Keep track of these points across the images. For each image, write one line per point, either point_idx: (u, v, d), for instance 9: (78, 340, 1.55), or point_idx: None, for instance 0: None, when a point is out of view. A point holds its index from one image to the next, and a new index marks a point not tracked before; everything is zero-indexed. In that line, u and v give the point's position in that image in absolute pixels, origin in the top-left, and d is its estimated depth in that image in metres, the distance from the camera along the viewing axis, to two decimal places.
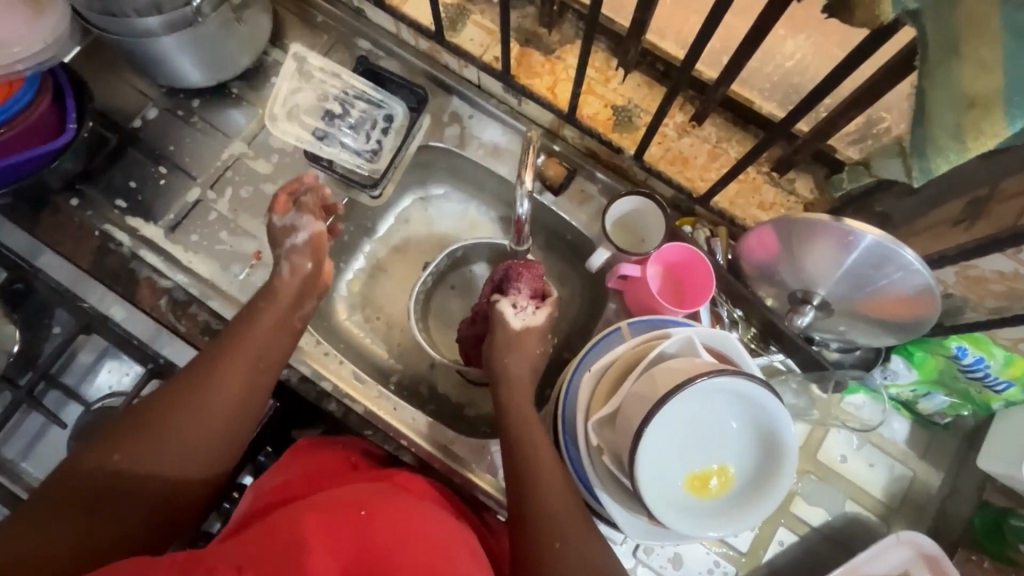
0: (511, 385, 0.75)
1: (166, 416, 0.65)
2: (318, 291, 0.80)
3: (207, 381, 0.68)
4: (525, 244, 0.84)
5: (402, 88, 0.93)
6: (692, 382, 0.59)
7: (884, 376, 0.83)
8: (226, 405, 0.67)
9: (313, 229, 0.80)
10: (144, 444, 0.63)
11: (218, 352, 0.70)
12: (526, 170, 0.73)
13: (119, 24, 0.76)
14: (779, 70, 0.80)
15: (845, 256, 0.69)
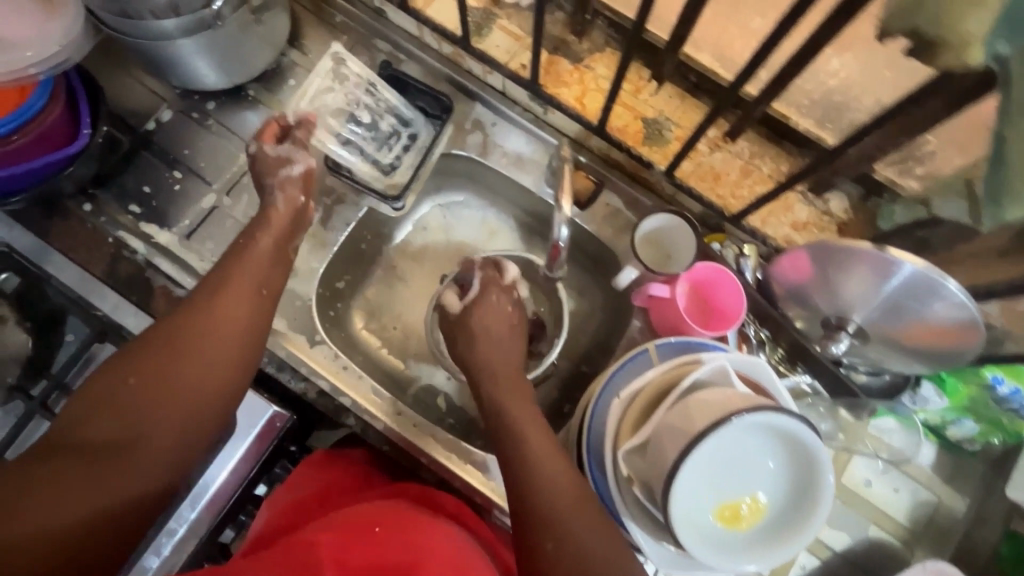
0: (496, 369, 0.75)
1: (166, 367, 0.63)
2: (307, 224, 0.81)
3: (204, 329, 0.66)
4: (556, 270, 0.80)
5: (425, 95, 0.90)
6: (724, 422, 0.56)
7: (914, 403, 0.81)
8: (227, 352, 0.67)
9: (306, 164, 0.79)
10: (147, 395, 0.62)
11: (209, 301, 0.68)
12: (564, 196, 0.72)
13: (135, 26, 0.73)
14: (821, 88, 0.75)
15: (882, 285, 0.68)
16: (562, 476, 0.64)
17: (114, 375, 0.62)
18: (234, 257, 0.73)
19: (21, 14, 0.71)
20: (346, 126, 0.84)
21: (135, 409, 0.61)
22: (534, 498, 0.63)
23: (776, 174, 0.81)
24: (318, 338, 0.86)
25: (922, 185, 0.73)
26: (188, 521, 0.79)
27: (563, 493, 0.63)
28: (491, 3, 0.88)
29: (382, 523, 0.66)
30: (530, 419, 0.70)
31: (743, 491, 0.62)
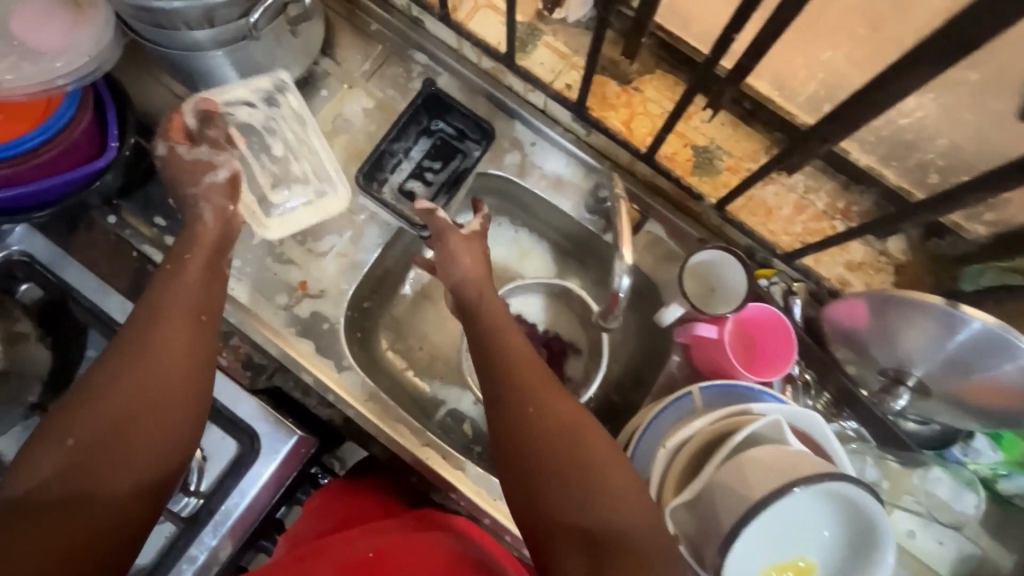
0: (505, 356, 0.66)
1: (113, 406, 0.56)
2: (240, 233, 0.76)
3: (145, 359, 0.59)
4: (610, 321, 0.77)
5: (466, 118, 0.87)
6: (785, 492, 0.53)
7: (964, 453, 0.78)
8: (183, 357, 0.61)
9: (230, 168, 0.76)
10: (94, 441, 0.55)
11: (148, 327, 0.61)
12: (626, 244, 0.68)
13: (166, 36, 0.70)
14: (891, 126, 0.69)
15: (947, 341, 0.64)
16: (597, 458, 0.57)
17: (53, 430, 0.55)
18: (169, 277, 0.66)
19: (47, 21, 0.68)
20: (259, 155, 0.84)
21: (100, 444, 0.55)
22: (551, 477, 0.57)
23: (831, 211, 0.77)
24: (346, 363, 0.83)
25: (994, 235, 0.70)
26: (209, 548, 0.77)
27: (597, 473, 0.56)
28: (537, 18, 0.83)
29: (376, 550, 0.67)
30: (549, 399, 0.62)
31: (794, 555, 0.59)
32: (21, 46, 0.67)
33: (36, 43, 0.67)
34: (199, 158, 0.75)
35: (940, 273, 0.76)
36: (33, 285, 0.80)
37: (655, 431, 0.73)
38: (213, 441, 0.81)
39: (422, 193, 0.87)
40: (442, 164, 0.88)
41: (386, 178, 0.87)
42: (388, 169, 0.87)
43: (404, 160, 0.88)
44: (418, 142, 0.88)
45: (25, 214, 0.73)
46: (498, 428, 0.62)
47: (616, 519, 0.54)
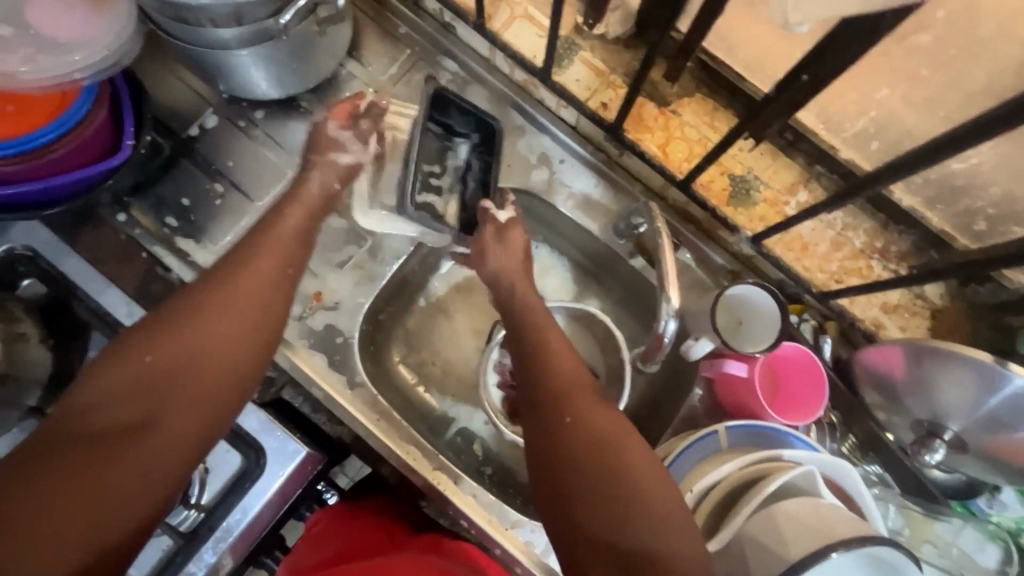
0: (556, 352, 0.66)
1: (184, 347, 0.57)
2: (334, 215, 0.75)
3: (221, 309, 0.60)
4: (650, 362, 0.71)
5: (465, 114, 0.79)
6: (821, 556, 0.51)
7: (990, 505, 0.78)
8: (252, 329, 0.61)
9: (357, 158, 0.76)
10: (160, 375, 0.56)
11: (235, 277, 0.62)
12: (672, 286, 0.63)
13: (189, 31, 0.66)
14: (942, 171, 0.66)
15: (985, 396, 0.62)
16: (639, 474, 0.56)
17: (127, 355, 0.56)
18: (249, 247, 0.66)
19: (68, 10, 0.65)
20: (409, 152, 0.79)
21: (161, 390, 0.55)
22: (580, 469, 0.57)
23: (869, 250, 0.75)
24: (359, 380, 0.80)
25: None
26: (207, 562, 0.75)
27: (635, 483, 0.55)
28: (575, 31, 0.80)
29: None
30: (584, 404, 0.62)
31: None
32: (38, 36, 0.63)
33: (55, 35, 0.64)
34: (338, 139, 0.75)
35: (978, 321, 0.74)
36: (35, 281, 0.78)
37: (679, 470, 0.70)
38: (216, 453, 0.77)
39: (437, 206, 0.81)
40: (440, 167, 0.81)
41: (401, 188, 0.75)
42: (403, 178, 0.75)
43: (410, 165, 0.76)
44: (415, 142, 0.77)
45: (35, 210, 0.70)
46: (535, 417, 0.63)
47: (646, 526, 0.53)
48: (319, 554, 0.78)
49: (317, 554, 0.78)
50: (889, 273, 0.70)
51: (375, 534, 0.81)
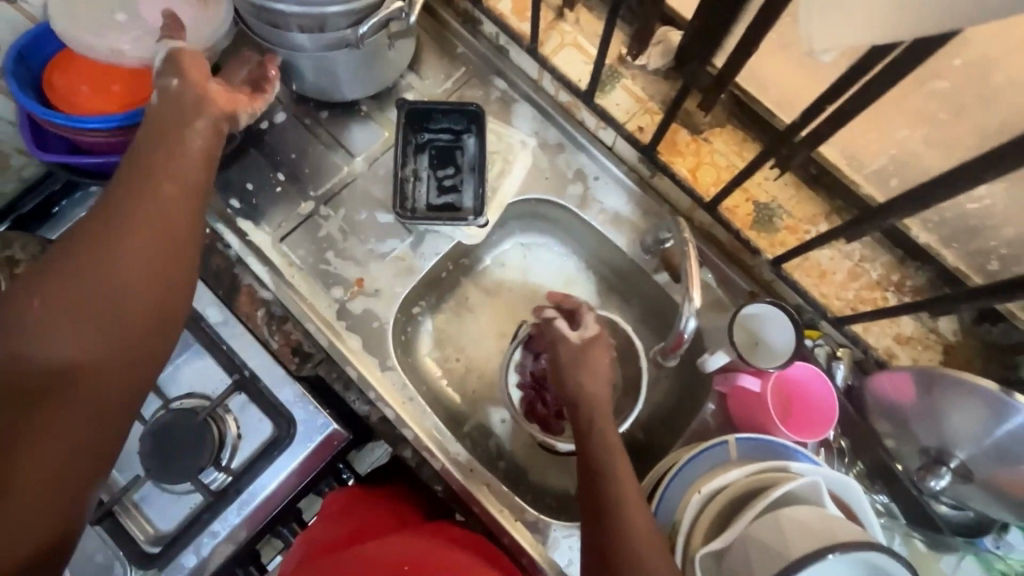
0: (585, 388, 0.74)
1: (87, 303, 0.52)
2: (204, 107, 0.63)
3: (115, 259, 0.54)
4: (670, 358, 0.77)
5: (449, 115, 0.90)
6: (816, 557, 0.52)
7: (997, 545, 0.76)
8: (159, 241, 0.56)
9: (170, 47, 0.66)
10: (60, 336, 0.51)
11: (125, 219, 0.56)
12: (694, 287, 0.68)
13: (277, 35, 0.76)
14: (957, 209, 0.69)
15: (989, 426, 0.65)
16: (639, 516, 0.63)
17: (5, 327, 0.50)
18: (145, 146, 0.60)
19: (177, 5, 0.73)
20: (419, 159, 0.90)
21: (74, 321, 0.51)
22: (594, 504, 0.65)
23: (884, 282, 0.78)
24: (389, 363, 0.85)
25: None
26: (233, 521, 0.79)
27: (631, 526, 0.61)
28: (619, 61, 0.88)
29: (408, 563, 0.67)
30: (606, 443, 0.69)
31: None
32: (143, 21, 0.72)
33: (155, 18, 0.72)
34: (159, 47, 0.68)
35: (989, 359, 0.77)
36: None
37: (686, 475, 0.73)
38: (250, 421, 0.83)
39: (458, 202, 0.89)
40: (451, 167, 0.90)
41: (414, 206, 0.88)
42: (411, 196, 0.88)
43: (417, 182, 0.89)
44: (418, 161, 0.90)
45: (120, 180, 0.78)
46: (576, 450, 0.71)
47: (634, 544, 0.60)
48: (329, 531, 0.80)
49: (326, 532, 0.80)
50: (908, 303, 0.73)
51: (384, 517, 0.83)
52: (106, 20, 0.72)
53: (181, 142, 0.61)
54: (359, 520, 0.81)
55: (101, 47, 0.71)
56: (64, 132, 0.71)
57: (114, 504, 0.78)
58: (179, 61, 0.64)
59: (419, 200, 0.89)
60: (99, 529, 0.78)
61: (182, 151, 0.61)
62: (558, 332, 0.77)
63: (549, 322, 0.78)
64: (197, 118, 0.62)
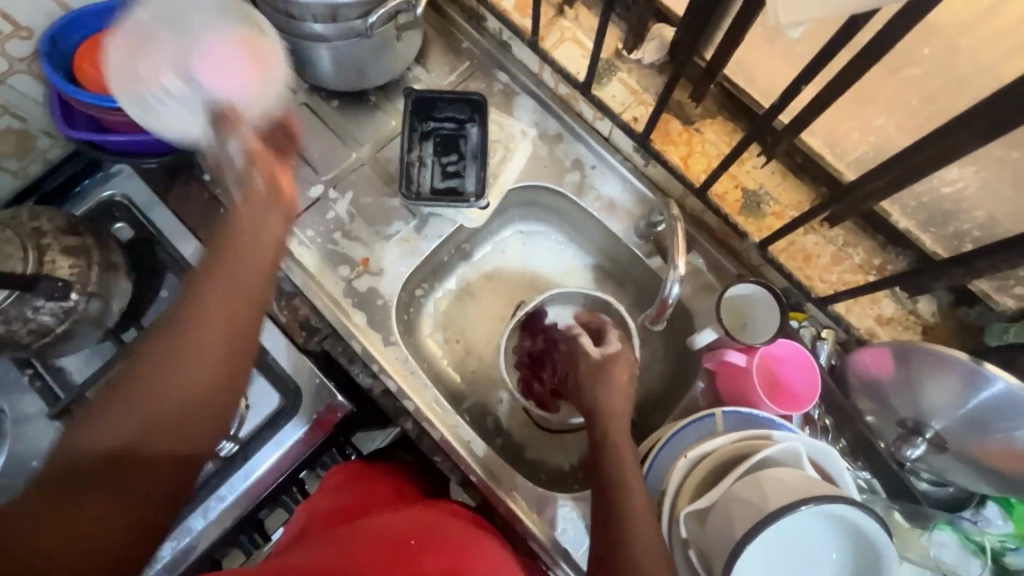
0: (605, 396, 0.76)
1: (155, 396, 0.50)
2: (282, 212, 0.61)
3: (190, 342, 0.52)
4: (657, 323, 0.82)
5: (453, 104, 0.94)
6: (791, 509, 0.55)
7: (974, 521, 0.79)
8: (227, 333, 0.53)
9: (244, 144, 0.62)
10: (127, 419, 0.48)
11: (199, 307, 0.53)
12: (679, 253, 0.74)
13: (292, 25, 0.81)
14: (932, 193, 0.73)
15: (967, 397, 0.68)
16: (644, 522, 0.64)
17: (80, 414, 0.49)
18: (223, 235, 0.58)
19: (231, 63, 0.65)
20: (425, 145, 0.94)
21: (138, 416, 0.49)
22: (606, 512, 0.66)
23: (866, 266, 0.82)
24: (392, 338, 0.89)
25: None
26: (239, 487, 0.83)
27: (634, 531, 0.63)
28: (615, 55, 0.92)
29: (414, 538, 0.68)
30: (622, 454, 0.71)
31: None
32: (193, 83, 0.66)
33: (217, 79, 0.64)
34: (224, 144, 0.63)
35: (966, 340, 0.80)
36: (127, 226, 0.91)
37: (674, 446, 0.76)
38: (258, 392, 0.87)
39: (460, 186, 0.93)
40: (454, 153, 0.94)
41: (419, 188, 0.92)
42: (416, 179, 0.92)
43: (422, 167, 0.93)
44: (423, 147, 0.95)
45: (141, 159, 0.83)
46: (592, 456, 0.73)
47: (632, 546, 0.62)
48: (334, 502, 0.82)
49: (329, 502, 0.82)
50: (880, 279, 0.78)
51: (387, 492, 0.84)
52: (157, 84, 0.67)
53: (257, 235, 0.58)
54: (363, 493, 0.83)
55: (160, 112, 0.68)
56: (92, 111, 0.76)
57: None
58: (255, 160, 0.61)
59: (423, 183, 0.93)
60: None
61: (254, 243, 0.58)
62: (583, 350, 0.82)
63: (576, 340, 0.84)
64: (273, 216, 0.60)
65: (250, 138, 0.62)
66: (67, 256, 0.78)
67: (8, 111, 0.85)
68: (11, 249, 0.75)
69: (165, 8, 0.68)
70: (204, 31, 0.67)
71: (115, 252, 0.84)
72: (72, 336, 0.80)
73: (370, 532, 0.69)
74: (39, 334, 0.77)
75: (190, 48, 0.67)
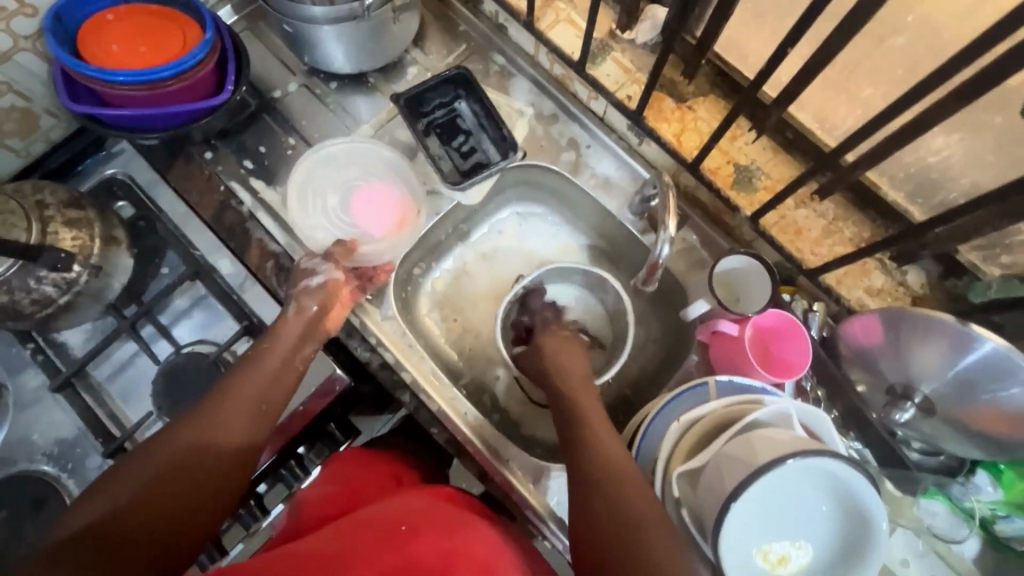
0: (560, 363, 0.80)
1: (199, 458, 0.64)
2: (319, 337, 0.81)
3: (218, 437, 0.66)
4: (649, 284, 0.83)
5: (438, 90, 0.96)
6: (777, 463, 0.57)
7: (966, 490, 0.80)
8: (257, 417, 0.70)
9: (328, 276, 0.83)
10: (179, 474, 0.63)
11: (240, 391, 0.70)
12: (670, 215, 0.76)
13: (292, 7, 0.83)
14: (920, 163, 0.78)
15: (954, 362, 0.70)
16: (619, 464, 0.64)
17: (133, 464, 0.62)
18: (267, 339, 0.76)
19: (380, 210, 0.94)
20: (429, 138, 0.96)
21: (186, 475, 0.63)
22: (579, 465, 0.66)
23: (858, 239, 0.83)
24: (390, 313, 0.91)
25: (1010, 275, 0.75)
26: None
27: (614, 474, 0.63)
28: (609, 36, 0.94)
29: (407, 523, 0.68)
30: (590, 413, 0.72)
31: (787, 533, 0.62)
32: (347, 216, 0.94)
33: (360, 217, 0.94)
34: (308, 267, 0.84)
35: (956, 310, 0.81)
36: (128, 204, 0.92)
37: (669, 412, 0.77)
38: None
39: (484, 158, 0.96)
40: (461, 133, 0.96)
41: (449, 178, 0.95)
42: (443, 172, 0.94)
43: (440, 160, 0.95)
44: (430, 143, 0.95)
45: (142, 133, 0.85)
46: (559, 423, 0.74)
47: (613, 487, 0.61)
48: (324, 488, 0.81)
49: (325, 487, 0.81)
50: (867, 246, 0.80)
51: (382, 477, 0.84)
52: (321, 203, 0.94)
53: (294, 348, 0.77)
54: (357, 476, 0.83)
55: (310, 215, 0.93)
56: (94, 84, 0.77)
57: (125, 441, 0.82)
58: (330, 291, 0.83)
59: (451, 171, 0.95)
60: (113, 462, 0.83)
61: (284, 349, 0.76)
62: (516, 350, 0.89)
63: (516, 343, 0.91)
64: (310, 335, 0.79)
65: (337, 270, 0.84)
66: (70, 228, 0.79)
67: (13, 89, 0.86)
68: (14, 219, 0.76)
69: (340, 158, 0.95)
70: (372, 179, 0.96)
71: (116, 226, 0.86)
72: (74, 307, 0.81)
73: (368, 517, 0.69)
74: (41, 304, 0.78)
75: (354, 190, 0.95)
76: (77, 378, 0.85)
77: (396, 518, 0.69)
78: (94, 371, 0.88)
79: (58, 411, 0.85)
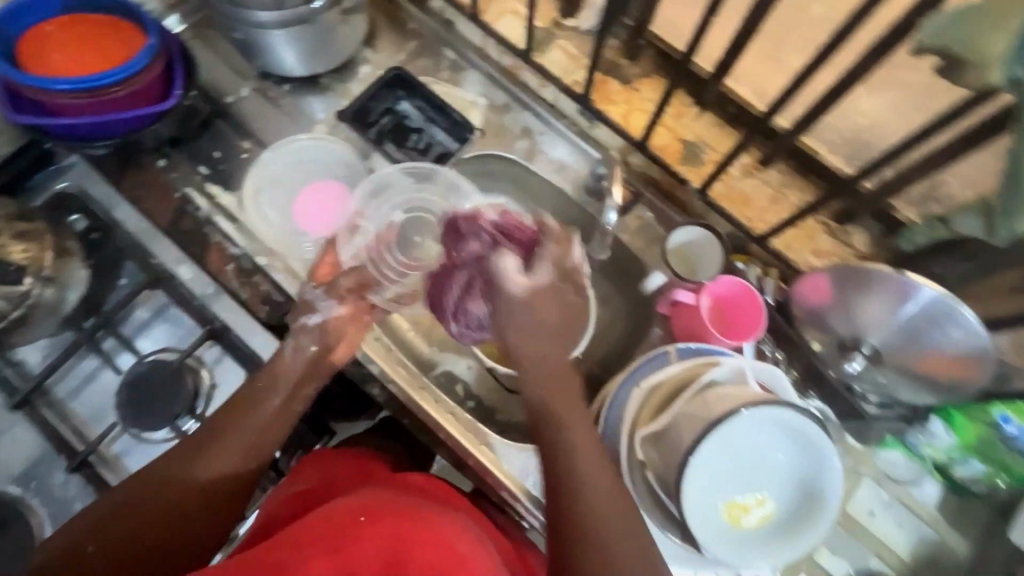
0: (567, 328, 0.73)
1: (194, 490, 0.63)
2: (324, 371, 0.78)
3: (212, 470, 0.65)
4: (601, 254, 0.91)
5: (377, 96, 0.98)
6: (731, 414, 0.60)
7: (922, 437, 0.81)
8: (256, 449, 0.68)
9: (328, 313, 0.80)
10: (173, 506, 0.61)
11: (242, 422, 0.68)
12: (615, 184, 0.86)
13: (240, 14, 0.84)
14: (852, 127, 0.81)
15: (900, 312, 0.76)
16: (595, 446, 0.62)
17: (126, 498, 0.61)
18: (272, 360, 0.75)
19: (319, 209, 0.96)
20: (386, 143, 0.97)
21: (181, 507, 0.62)
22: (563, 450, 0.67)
23: (802, 205, 0.88)
24: None
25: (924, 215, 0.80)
26: None
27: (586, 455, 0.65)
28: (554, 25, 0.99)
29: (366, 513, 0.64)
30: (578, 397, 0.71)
31: (747, 484, 0.65)
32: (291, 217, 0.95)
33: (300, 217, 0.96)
34: (312, 300, 0.81)
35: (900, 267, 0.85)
36: (82, 217, 0.89)
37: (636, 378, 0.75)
38: (224, 371, 0.86)
39: (444, 145, 0.97)
40: (415, 129, 0.98)
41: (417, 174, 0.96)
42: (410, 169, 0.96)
43: (403, 160, 0.96)
44: (386, 148, 0.97)
45: (89, 144, 0.85)
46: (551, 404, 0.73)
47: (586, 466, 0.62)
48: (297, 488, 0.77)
49: (294, 484, 0.78)
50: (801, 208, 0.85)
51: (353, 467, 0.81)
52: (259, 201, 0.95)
53: (302, 379, 0.75)
54: (327, 475, 0.79)
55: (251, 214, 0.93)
56: (36, 94, 0.77)
57: (90, 454, 0.80)
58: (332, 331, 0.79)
59: None
60: (78, 477, 0.81)
61: (287, 376, 0.74)
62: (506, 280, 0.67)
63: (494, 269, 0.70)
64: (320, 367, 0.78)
65: (342, 306, 0.81)
66: (20, 241, 0.79)
67: None
68: None
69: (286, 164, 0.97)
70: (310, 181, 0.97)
71: (69, 237, 0.85)
72: (28, 321, 0.80)
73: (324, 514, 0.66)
74: None
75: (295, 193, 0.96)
76: (39, 396, 0.84)
77: (354, 509, 0.66)
78: (56, 388, 0.85)
79: (22, 430, 0.84)
